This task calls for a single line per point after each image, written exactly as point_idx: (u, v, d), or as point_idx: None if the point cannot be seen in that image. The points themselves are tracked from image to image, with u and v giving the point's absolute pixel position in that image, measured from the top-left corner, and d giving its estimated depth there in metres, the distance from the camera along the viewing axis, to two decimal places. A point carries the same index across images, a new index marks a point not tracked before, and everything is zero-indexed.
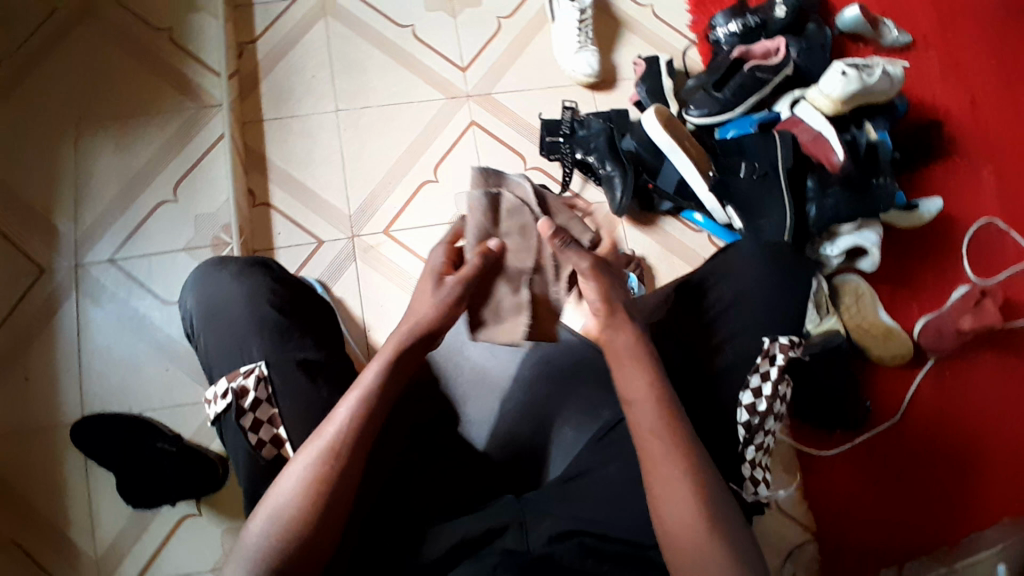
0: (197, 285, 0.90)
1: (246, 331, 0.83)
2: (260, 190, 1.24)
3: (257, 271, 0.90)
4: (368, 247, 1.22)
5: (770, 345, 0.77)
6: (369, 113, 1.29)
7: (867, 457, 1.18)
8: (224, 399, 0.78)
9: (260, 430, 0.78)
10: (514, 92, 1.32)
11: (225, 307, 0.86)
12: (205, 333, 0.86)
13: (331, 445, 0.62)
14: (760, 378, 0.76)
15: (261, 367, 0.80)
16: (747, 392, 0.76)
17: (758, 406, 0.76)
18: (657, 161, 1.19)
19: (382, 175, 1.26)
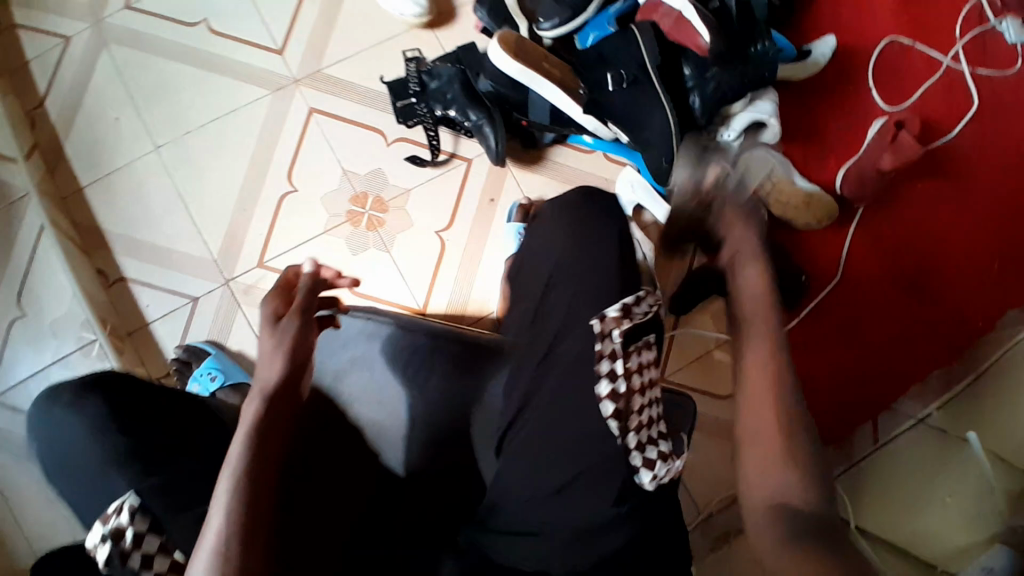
0: (43, 435, 0.69)
1: (101, 479, 0.63)
2: (111, 267, 1.09)
3: (93, 392, 0.69)
4: (248, 288, 1.09)
5: (601, 325, 0.63)
6: (195, 138, 1.12)
7: (824, 332, 1.12)
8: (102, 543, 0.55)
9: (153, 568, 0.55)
10: (347, 59, 1.14)
11: (77, 451, 0.66)
12: (65, 489, 0.66)
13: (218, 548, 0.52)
14: (609, 361, 0.61)
15: (132, 499, 0.57)
16: (602, 363, 0.61)
17: (621, 389, 0.60)
18: (520, 95, 1.07)
19: (233, 202, 1.11)
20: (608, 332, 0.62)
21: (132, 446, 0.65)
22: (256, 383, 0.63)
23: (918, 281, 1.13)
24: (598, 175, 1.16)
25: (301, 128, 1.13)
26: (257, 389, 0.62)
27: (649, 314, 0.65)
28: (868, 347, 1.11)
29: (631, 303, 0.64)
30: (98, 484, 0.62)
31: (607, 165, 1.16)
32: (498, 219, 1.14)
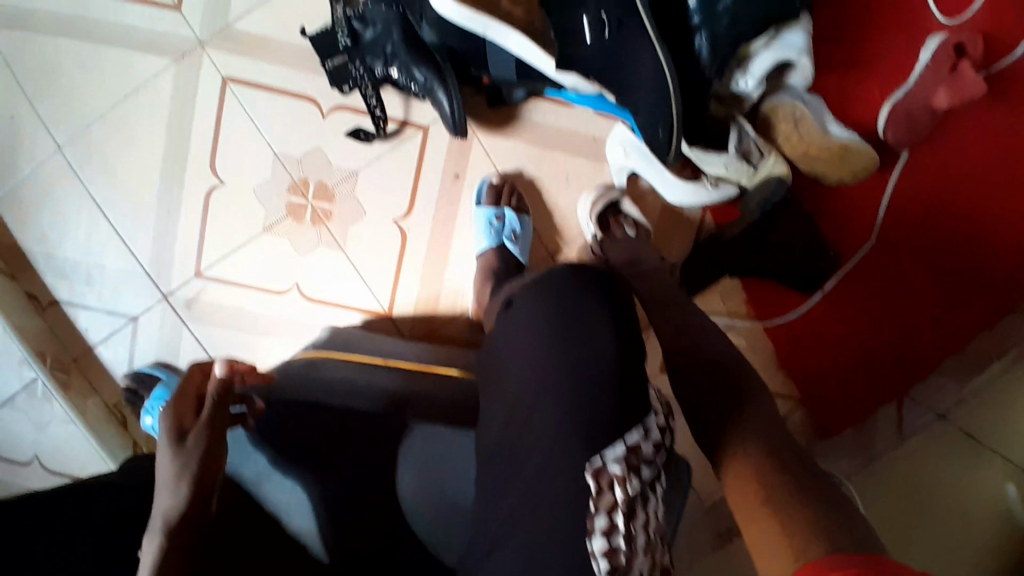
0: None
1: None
2: (40, 290, 0.97)
3: None
4: (189, 301, 0.96)
5: (599, 470, 0.52)
6: (99, 130, 0.94)
7: (842, 313, 0.98)
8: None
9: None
10: (259, 8, 0.91)
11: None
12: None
13: None
14: (608, 514, 0.51)
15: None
16: (596, 517, 0.51)
17: (619, 548, 0.50)
18: (474, 46, 0.83)
19: (157, 204, 0.95)
20: (610, 483, 0.51)
21: None
22: (155, 518, 0.54)
23: (968, 242, 0.93)
24: (583, 134, 0.95)
25: (217, 105, 0.93)
26: (156, 525, 0.54)
27: (657, 450, 0.55)
28: (896, 327, 0.96)
29: (637, 441, 0.54)
30: None
31: (595, 120, 0.94)
32: (465, 201, 0.95)
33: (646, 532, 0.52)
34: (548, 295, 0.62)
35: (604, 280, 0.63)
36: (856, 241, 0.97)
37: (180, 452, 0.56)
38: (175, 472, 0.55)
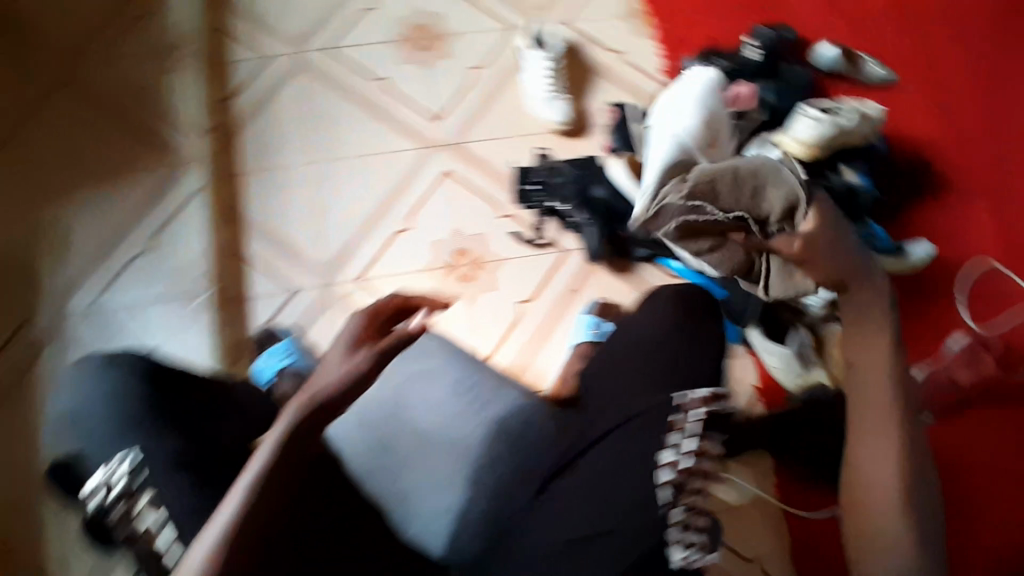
0: (67, 383, 0.79)
1: (110, 430, 0.71)
2: (235, 241, 1.23)
3: (117, 356, 0.78)
4: (341, 295, 1.22)
5: (680, 404, 0.78)
6: (344, 164, 1.29)
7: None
8: (92, 497, 0.68)
9: (131, 525, 0.67)
10: (487, 140, 1.30)
11: (86, 412, 0.74)
12: (77, 443, 0.74)
13: (231, 528, 0.53)
14: (680, 436, 0.75)
15: (131, 456, 0.69)
16: (667, 451, 0.74)
17: (680, 464, 0.74)
18: (623, 207, 1.15)
19: (357, 222, 1.26)
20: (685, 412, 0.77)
21: (157, 424, 0.72)
22: (309, 387, 0.59)
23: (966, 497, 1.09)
24: None
25: (432, 184, 1.28)
26: (305, 394, 0.58)
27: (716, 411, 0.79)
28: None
29: (704, 397, 0.79)
30: (119, 445, 0.71)
31: None
32: (574, 310, 1.21)
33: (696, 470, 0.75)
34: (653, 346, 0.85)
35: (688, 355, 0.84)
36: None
37: (347, 357, 0.61)
38: (336, 368, 0.60)
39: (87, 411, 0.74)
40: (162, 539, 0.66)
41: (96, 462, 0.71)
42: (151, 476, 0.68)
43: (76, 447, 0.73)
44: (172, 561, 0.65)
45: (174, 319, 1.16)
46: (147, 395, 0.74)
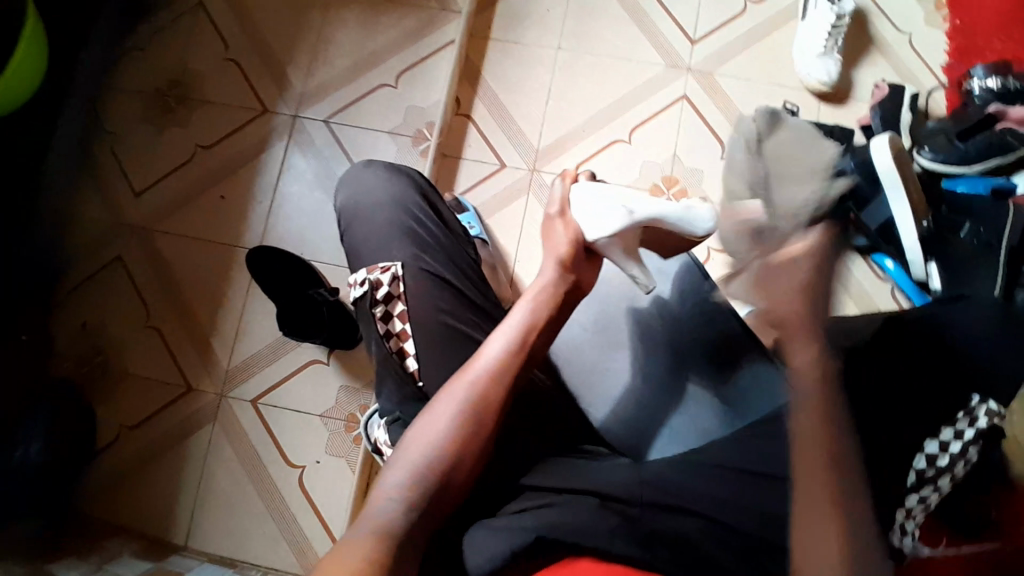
0: (349, 180, 0.88)
1: (391, 231, 0.82)
2: (466, 101, 1.27)
3: (401, 173, 0.88)
4: (544, 184, 1.22)
5: (973, 407, 0.72)
6: (588, 60, 1.27)
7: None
8: (361, 288, 0.77)
9: (390, 324, 0.76)
10: (738, 78, 1.25)
11: (371, 210, 0.84)
12: (352, 232, 0.84)
13: (479, 378, 0.67)
14: (952, 435, 0.71)
15: (397, 267, 0.78)
16: (933, 441, 0.70)
17: (939, 460, 0.70)
18: (872, 192, 1.09)
19: (581, 121, 1.25)
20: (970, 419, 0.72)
21: (425, 243, 0.81)
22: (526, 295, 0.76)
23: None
24: (874, 300, 1.16)
25: (666, 105, 1.25)
26: (528, 297, 0.75)
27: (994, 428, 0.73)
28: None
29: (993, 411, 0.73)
30: (392, 249, 0.80)
31: (890, 299, 1.16)
32: None
33: (956, 474, 0.70)
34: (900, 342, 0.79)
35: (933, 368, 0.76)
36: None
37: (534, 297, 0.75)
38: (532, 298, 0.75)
39: (369, 212, 0.84)
40: (412, 345, 0.75)
41: (373, 255, 0.81)
42: (413, 288, 0.78)
43: (352, 235, 0.84)
44: (414, 367, 0.74)
45: (394, 154, 1.23)
46: (425, 216, 0.84)
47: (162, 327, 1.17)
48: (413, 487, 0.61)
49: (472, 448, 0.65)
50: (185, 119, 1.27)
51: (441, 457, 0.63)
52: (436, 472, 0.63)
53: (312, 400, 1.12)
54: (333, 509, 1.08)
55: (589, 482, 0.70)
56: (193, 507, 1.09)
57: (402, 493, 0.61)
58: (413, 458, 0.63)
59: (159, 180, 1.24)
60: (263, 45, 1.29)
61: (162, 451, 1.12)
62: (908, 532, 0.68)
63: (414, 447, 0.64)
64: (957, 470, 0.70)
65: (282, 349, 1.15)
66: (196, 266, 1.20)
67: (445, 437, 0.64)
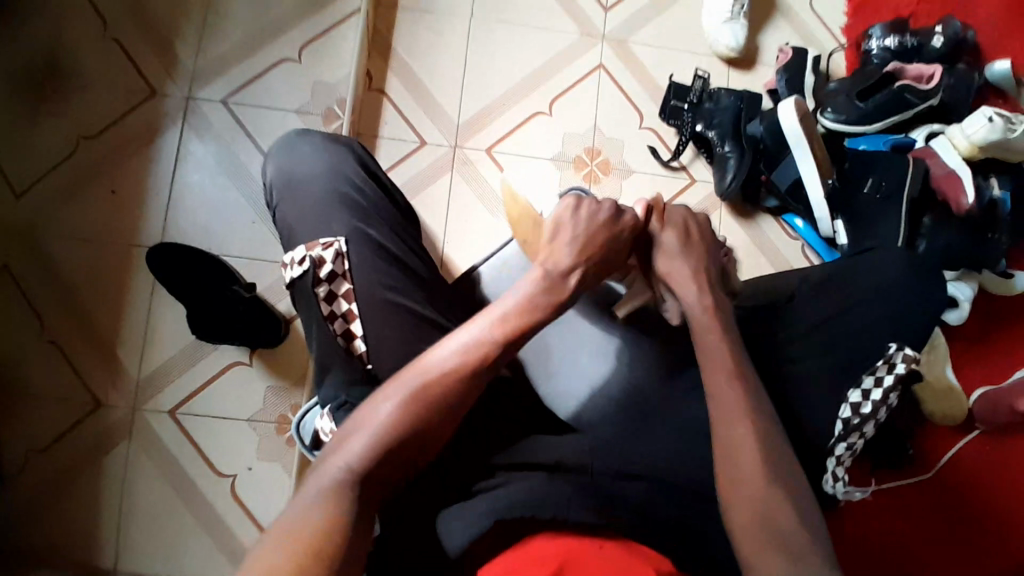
0: (280, 152, 0.81)
1: (329, 206, 0.76)
2: (378, 75, 1.20)
3: (339, 144, 0.82)
4: (467, 160, 1.19)
5: (893, 353, 0.76)
6: (502, 28, 1.23)
7: (882, 513, 1.06)
8: (301, 266, 0.72)
9: (335, 305, 0.71)
10: (652, 45, 1.26)
11: (308, 183, 0.78)
12: (286, 210, 0.78)
13: (455, 367, 0.63)
14: (873, 382, 0.75)
15: (340, 242, 0.73)
16: (856, 390, 0.75)
17: (862, 408, 0.74)
18: (778, 151, 1.15)
19: (500, 93, 1.22)
20: (892, 365, 0.75)
21: (369, 217, 0.77)
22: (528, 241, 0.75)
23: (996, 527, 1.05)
24: (789, 257, 1.21)
25: (583, 74, 1.24)
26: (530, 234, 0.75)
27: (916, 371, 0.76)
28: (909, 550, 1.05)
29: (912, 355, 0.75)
30: (329, 225, 0.75)
31: (800, 255, 1.22)
32: None
33: (879, 419, 0.74)
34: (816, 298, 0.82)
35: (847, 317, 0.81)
36: (918, 459, 1.08)
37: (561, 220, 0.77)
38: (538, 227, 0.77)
39: (306, 184, 0.78)
40: (360, 327, 0.71)
41: (309, 232, 0.75)
42: (357, 265, 0.73)
43: (286, 213, 0.77)
44: (363, 348, 0.71)
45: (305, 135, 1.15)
46: (365, 189, 0.79)
47: (56, 339, 1.06)
48: (364, 461, 0.56)
49: (430, 424, 0.60)
50: (62, 109, 1.13)
51: (390, 434, 0.58)
52: (382, 452, 0.57)
53: (238, 405, 1.06)
54: (271, 514, 1.03)
55: (545, 455, 0.70)
56: (117, 532, 1.01)
57: (353, 468, 0.55)
58: (363, 430, 0.58)
59: (38, 178, 1.11)
60: (143, 19, 1.16)
61: (74, 476, 1.02)
62: (840, 478, 0.74)
63: (366, 423, 0.58)
64: (880, 415, 0.74)
65: (198, 353, 1.07)
66: (89, 269, 1.08)
67: (402, 408, 0.59)
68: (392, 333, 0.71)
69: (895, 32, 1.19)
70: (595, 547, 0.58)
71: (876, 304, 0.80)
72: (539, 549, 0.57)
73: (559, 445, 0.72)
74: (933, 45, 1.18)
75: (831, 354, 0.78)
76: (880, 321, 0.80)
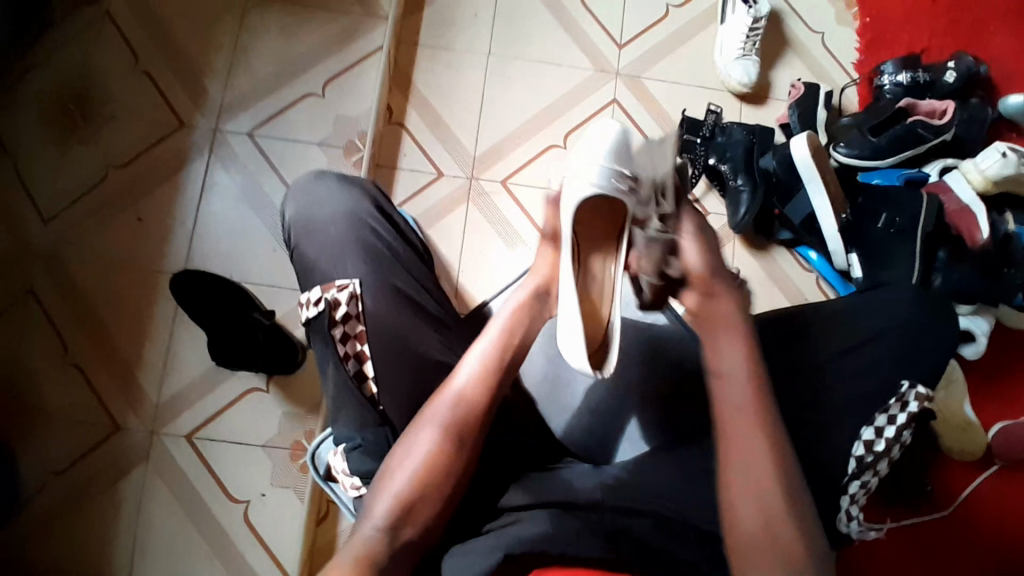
0: (298, 193, 0.83)
1: (345, 251, 0.78)
2: (398, 108, 1.24)
3: (355, 185, 0.85)
4: (483, 192, 1.21)
5: (906, 391, 0.76)
6: (519, 64, 1.27)
7: (898, 553, 1.04)
8: (316, 308, 0.73)
9: (349, 345, 0.72)
10: (665, 81, 1.29)
11: (325, 226, 0.80)
12: (304, 251, 0.80)
13: (459, 403, 0.66)
14: (886, 420, 0.75)
15: (354, 286, 0.75)
16: (868, 428, 0.75)
17: (875, 446, 0.73)
18: (792, 185, 1.15)
19: (515, 125, 1.25)
20: (904, 403, 0.75)
21: (383, 259, 0.79)
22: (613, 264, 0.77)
23: None
24: (802, 290, 1.21)
25: (598, 108, 1.27)
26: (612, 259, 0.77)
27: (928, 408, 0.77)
28: None
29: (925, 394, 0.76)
30: (345, 268, 0.77)
31: (815, 288, 1.21)
32: None
33: (892, 456, 0.74)
34: (830, 333, 0.82)
35: (863, 354, 0.80)
36: (937, 497, 1.06)
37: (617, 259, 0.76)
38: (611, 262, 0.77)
39: (322, 226, 0.80)
40: (372, 367, 0.72)
41: (326, 274, 0.77)
42: (372, 309, 0.75)
43: (303, 255, 0.80)
44: (375, 389, 0.71)
45: (326, 167, 1.19)
46: (382, 234, 0.82)
47: (79, 363, 1.09)
48: (401, 507, 0.62)
49: (451, 470, 0.64)
50: (94, 141, 1.18)
51: (413, 489, 0.63)
52: (410, 509, 0.62)
53: (252, 431, 1.07)
54: (282, 541, 1.04)
55: (557, 491, 0.70)
56: (130, 557, 1.02)
57: (381, 526, 0.61)
58: (391, 486, 0.63)
59: (68, 205, 1.15)
60: (175, 55, 1.22)
61: (90, 498, 1.04)
62: (855, 517, 0.72)
63: (393, 479, 0.63)
64: (893, 453, 0.74)
65: (217, 378, 1.09)
66: (114, 295, 1.11)
67: (421, 464, 0.63)
68: (405, 364, 0.74)
69: (907, 68, 1.20)
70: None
71: (890, 341, 0.80)
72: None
73: (571, 480, 0.72)
74: (945, 81, 1.19)
75: (844, 391, 0.78)
76: (895, 356, 0.79)
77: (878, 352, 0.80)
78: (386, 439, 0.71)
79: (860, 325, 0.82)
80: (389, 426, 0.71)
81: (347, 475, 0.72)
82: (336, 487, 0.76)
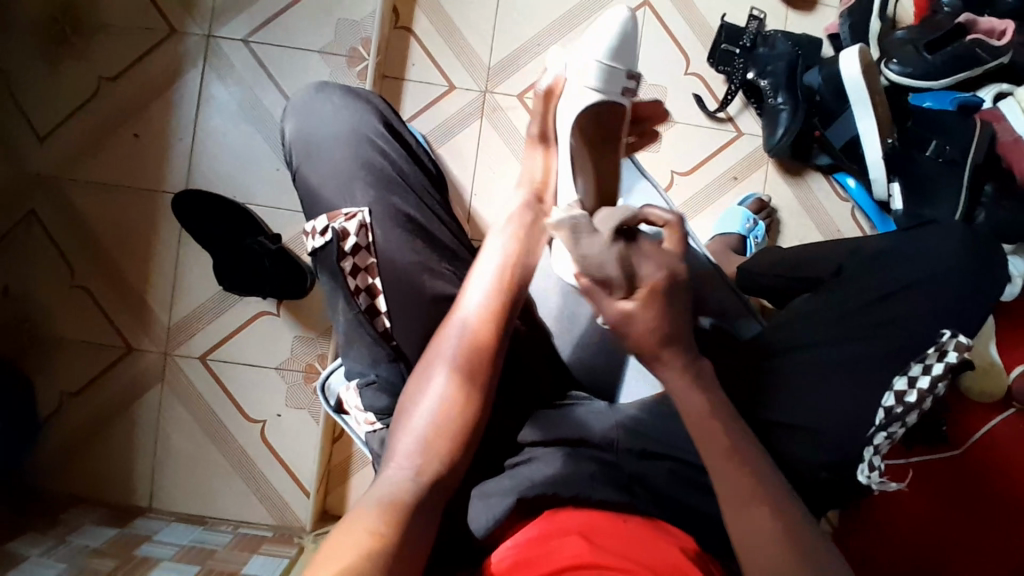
0: (299, 109, 0.77)
1: (353, 173, 0.73)
2: (406, 12, 1.13)
3: (360, 98, 0.78)
4: (498, 108, 1.13)
5: (946, 340, 0.72)
6: None
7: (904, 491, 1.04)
8: (324, 237, 0.69)
9: (359, 278, 0.69)
10: None
11: (331, 146, 0.74)
12: (309, 173, 0.74)
13: (473, 340, 0.64)
14: (921, 369, 0.72)
15: (364, 213, 0.71)
16: (902, 377, 0.72)
17: (907, 396, 0.71)
18: (839, 106, 1.06)
19: (534, 32, 1.13)
20: (942, 352, 0.72)
21: (394, 183, 0.74)
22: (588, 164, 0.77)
23: None
24: (835, 221, 1.14)
25: (628, 12, 1.14)
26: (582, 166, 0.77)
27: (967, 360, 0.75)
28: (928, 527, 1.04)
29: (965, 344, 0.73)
30: (351, 193, 0.72)
31: (849, 219, 1.14)
32: (728, 199, 1.14)
33: (923, 408, 0.72)
34: (862, 277, 0.77)
35: (895, 300, 0.75)
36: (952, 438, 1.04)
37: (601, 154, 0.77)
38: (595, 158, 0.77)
39: (327, 146, 0.75)
40: (383, 302, 0.70)
41: (333, 199, 0.73)
42: (381, 238, 0.71)
43: (308, 177, 0.74)
44: (388, 325, 0.70)
45: (327, 78, 1.10)
46: (391, 154, 0.75)
47: (88, 285, 1.07)
48: (422, 448, 0.59)
49: (473, 408, 0.62)
50: (81, 48, 1.09)
51: (438, 428, 0.60)
52: (438, 447, 0.59)
53: (264, 355, 1.07)
54: (297, 459, 1.06)
55: (573, 430, 0.68)
56: (152, 472, 1.06)
57: (409, 463, 0.58)
58: (414, 427, 0.60)
59: (61, 119, 1.09)
60: None
61: (111, 417, 1.06)
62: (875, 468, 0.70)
63: (418, 420, 0.61)
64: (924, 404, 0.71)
65: (227, 301, 1.07)
66: (117, 215, 1.08)
67: (442, 401, 0.61)
68: (417, 303, 0.71)
69: None
70: (622, 521, 0.58)
71: (927, 287, 0.75)
72: (567, 518, 0.58)
73: (588, 421, 0.69)
74: None
75: (871, 338, 0.74)
76: (929, 305, 0.74)
77: (911, 300, 0.75)
78: (401, 376, 0.69)
79: (895, 270, 0.77)
80: (403, 362, 0.70)
81: (360, 410, 0.72)
82: (348, 421, 0.75)
